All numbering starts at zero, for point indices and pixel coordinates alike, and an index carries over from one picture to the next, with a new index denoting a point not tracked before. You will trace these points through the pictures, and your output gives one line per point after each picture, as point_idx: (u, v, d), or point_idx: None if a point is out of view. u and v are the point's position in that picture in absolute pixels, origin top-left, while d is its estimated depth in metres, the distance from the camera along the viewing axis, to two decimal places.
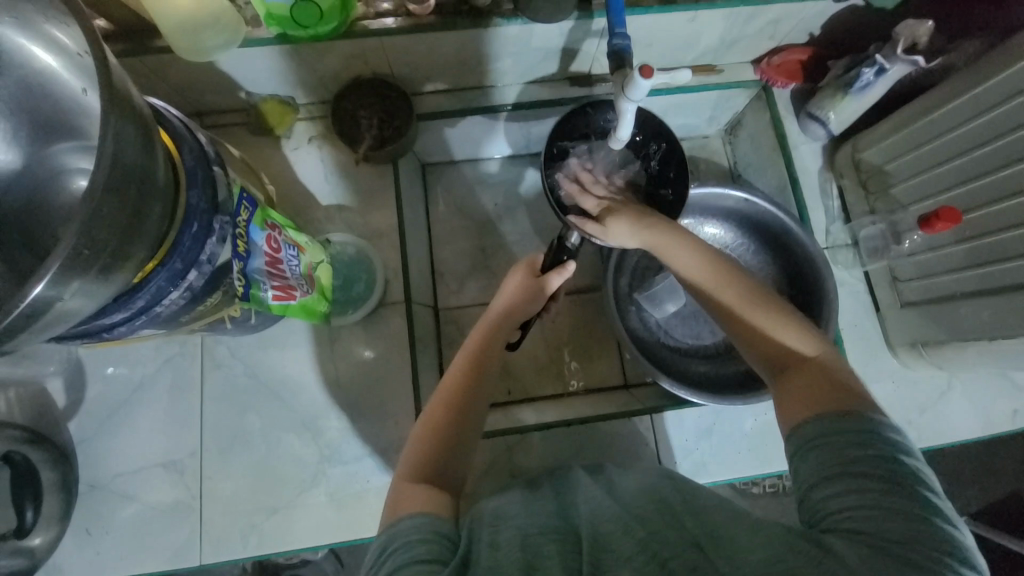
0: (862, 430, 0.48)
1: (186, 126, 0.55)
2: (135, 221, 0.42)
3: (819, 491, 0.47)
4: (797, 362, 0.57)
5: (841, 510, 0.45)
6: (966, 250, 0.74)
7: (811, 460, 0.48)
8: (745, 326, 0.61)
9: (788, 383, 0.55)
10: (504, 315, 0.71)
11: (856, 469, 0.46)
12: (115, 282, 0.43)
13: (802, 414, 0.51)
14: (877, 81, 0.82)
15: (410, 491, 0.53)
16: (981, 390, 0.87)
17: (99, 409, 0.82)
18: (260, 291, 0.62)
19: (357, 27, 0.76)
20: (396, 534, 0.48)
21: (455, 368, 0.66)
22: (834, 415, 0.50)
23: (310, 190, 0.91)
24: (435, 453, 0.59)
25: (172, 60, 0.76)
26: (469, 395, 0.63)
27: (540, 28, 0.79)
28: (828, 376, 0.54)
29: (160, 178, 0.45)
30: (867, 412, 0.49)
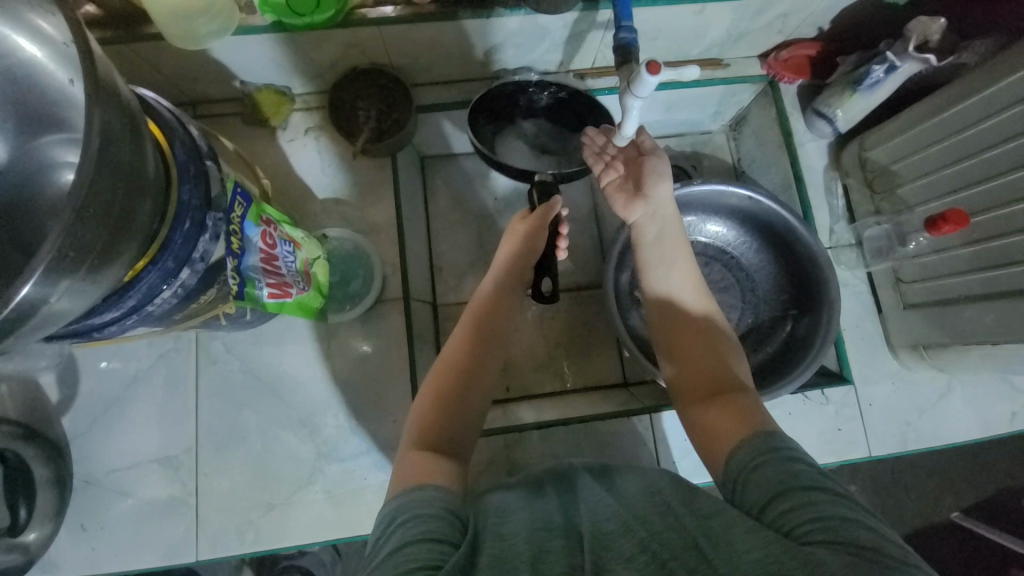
0: (794, 450, 0.49)
1: (177, 118, 0.53)
2: (124, 219, 0.41)
3: (774, 508, 0.44)
4: (721, 394, 0.58)
5: (804, 522, 0.42)
6: (971, 253, 0.74)
7: (758, 481, 0.47)
8: (691, 348, 0.63)
9: (717, 409, 0.57)
10: (511, 262, 0.73)
11: (804, 484, 0.45)
12: (106, 282, 0.42)
13: (729, 450, 0.52)
14: (887, 79, 0.80)
15: (413, 457, 0.53)
16: (980, 392, 0.87)
17: (92, 404, 0.81)
18: (255, 289, 0.59)
19: (355, 15, 0.74)
20: (406, 504, 0.47)
21: (459, 330, 0.67)
22: (754, 440, 0.51)
23: (306, 183, 0.89)
24: (444, 418, 0.58)
25: (164, 47, 0.73)
26: (469, 367, 0.62)
27: (543, 19, 0.77)
28: (746, 403, 0.56)
29: (149, 174, 0.44)
30: (774, 432, 0.51)
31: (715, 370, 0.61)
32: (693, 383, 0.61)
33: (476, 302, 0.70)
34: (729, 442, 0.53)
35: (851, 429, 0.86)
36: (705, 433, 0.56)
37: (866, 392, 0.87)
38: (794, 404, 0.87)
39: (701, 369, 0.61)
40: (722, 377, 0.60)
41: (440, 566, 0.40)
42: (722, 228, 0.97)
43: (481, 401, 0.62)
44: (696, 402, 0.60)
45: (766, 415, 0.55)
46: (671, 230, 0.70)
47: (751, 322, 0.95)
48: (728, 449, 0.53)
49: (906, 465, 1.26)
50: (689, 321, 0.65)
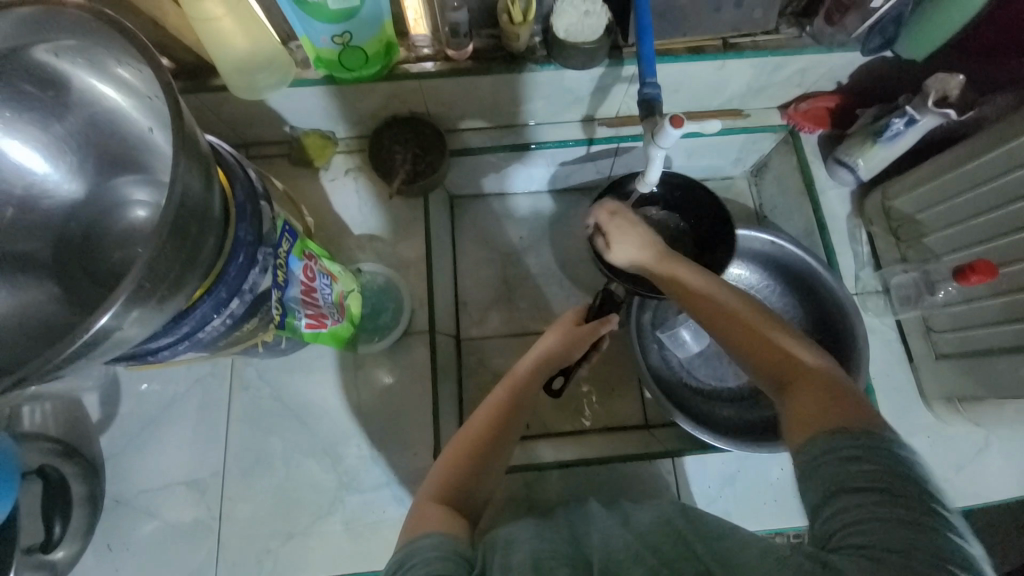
0: (868, 447, 0.45)
1: (237, 160, 0.59)
2: (193, 253, 0.45)
3: (823, 511, 0.45)
4: (795, 380, 0.54)
5: (848, 526, 0.43)
6: (1002, 304, 0.74)
7: (813, 478, 0.47)
8: (753, 331, 0.60)
9: (795, 399, 0.53)
10: (542, 358, 0.72)
11: (857, 482, 0.44)
12: (168, 310, 0.45)
13: (808, 447, 0.49)
14: (907, 131, 0.82)
15: (432, 509, 0.54)
16: (1021, 448, 0.83)
17: (129, 424, 0.84)
18: (295, 320, 0.65)
19: (399, 69, 0.81)
20: (415, 551, 0.47)
21: (497, 392, 0.68)
22: (841, 435, 0.47)
23: (343, 220, 0.95)
24: (461, 473, 0.59)
25: (226, 97, 0.82)
26: (496, 424, 0.64)
27: (571, 73, 0.83)
28: (830, 387, 0.52)
29: (216, 212, 0.48)
30: (871, 429, 0.47)
31: (783, 352, 0.57)
32: (762, 372, 0.58)
33: (514, 373, 0.70)
34: (809, 437, 0.49)
35: None
36: (784, 426, 0.53)
37: None
38: None
39: (767, 351, 0.57)
40: (795, 362, 0.56)
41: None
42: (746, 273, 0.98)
43: (496, 471, 0.61)
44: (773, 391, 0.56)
45: (856, 399, 0.50)
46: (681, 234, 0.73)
47: None
48: (809, 437, 0.49)
49: None
50: (745, 306, 0.62)
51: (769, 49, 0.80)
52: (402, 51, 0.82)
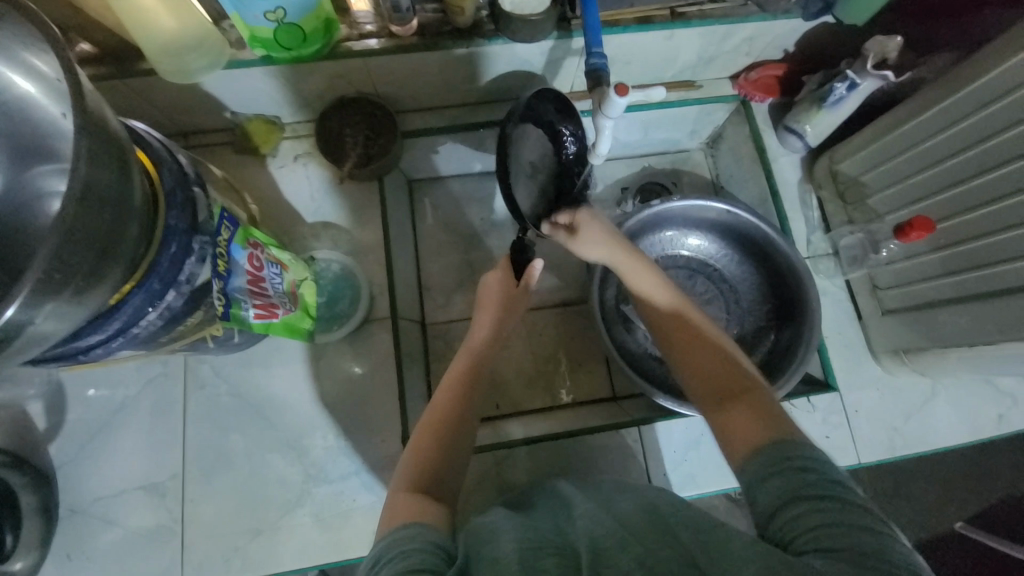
0: (807, 456, 0.49)
1: (167, 147, 0.55)
2: (110, 243, 0.43)
3: (781, 516, 0.46)
4: (733, 393, 0.58)
5: (810, 529, 0.44)
6: (941, 258, 0.76)
7: (767, 490, 0.48)
8: (696, 348, 0.63)
9: (734, 409, 0.56)
10: (489, 338, 0.72)
11: (811, 492, 0.46)
12: (90, 303, 0.43)
13: (751, 452, 0.51)
14: (849, 95, 0.84)
15: (405, 503, 0.53)
16: (965, 395, 0.87)
17: (80, 431, 0.81)
18: (241, 310, 0.61)
19: (341, 48, 0.78)
20: (392, 544, 0.47)
21: (447, 379, 0.68)
22: (774, 443, 0.51)
23: (294, 208, 0.92)
24: (433, 459, 0.59)
25: (156, 82, 0.78)
26: (448, 420, 0.63)
27: (520, 46, 0.81)
28: (765, 406, 0.55)
29: (135, 197, 0.46)
30: (797, 438, 0.51)
31: (721, 368, 0.61)
32: (700, 389, 0.61)
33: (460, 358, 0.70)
34: (749, 443, 0.52)
35: (839, 436, 0.86)
36: (722, 433, 0.56)
37: (850, 400, 0.87)
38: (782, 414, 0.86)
39: (712, 369, 0.61)
40: (733, 377, 0.60)
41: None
42: (703, 242, 1.00)
43: (463, 450, 0.62)
44: (708, 403, 0.59)
45: (785, 418, 0.54)
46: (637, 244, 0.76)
47: (735, 333, 0.97)
48: (743, 453, 0.52)
49: (905, 474, 1.25)
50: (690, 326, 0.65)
51: (717, 17, 0.80)
52: (343, 28, 0.79)
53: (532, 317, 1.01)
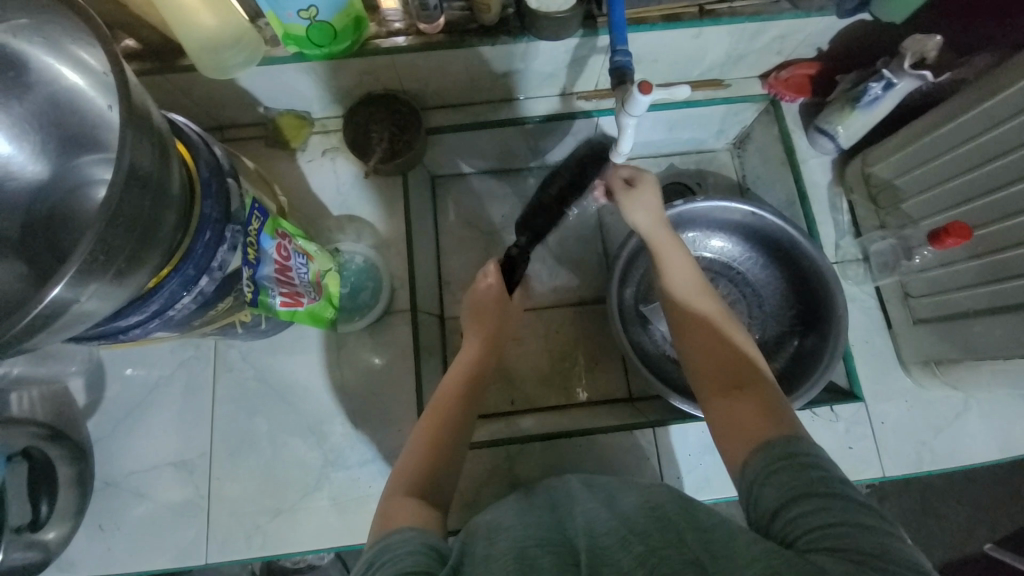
0: (810, 455, 0.48)
1: (204, 140, 0.58)
2: (150, 229, 0.45)
3: (784, 515, 0.45)
4: (738, 391, 0.58)
5: (813, 527, 0.43)
6: (979, 266, 0.72)
7: (771, 488, 0.48)
8: (704, 345, 0.63)
9: (736, 408, 0.56)
10: (490, 339, 0.75)
11: (816, 491, 0.45)
12: (129, 285, 0.46)
13: (751, 452, 0.52)
14: (885, 96, 0.81)
15: (401, 504, 0.54)
16: (1001, 410, 0.83)
17: (116, 408, 0.85)
18: (268, 297, 0.64)
19: (369, 45, 0.80)
20: (386, 548, 0.48)
21: (450, 381, 0.70)
22: (775, 443, 0.51)
23: (321, 200, 0.94)
24: (430, 464, 0.61)
25: (195, 77, 0.81)
26: (447, 425, 0.65)
27: (545, 45, 0.82)
28: (769, 405, 0.55)
29: (173, 188, 0.48)
30: (801, 437, 0.51)
31: (728, 365, 0.61)
32: (706, 383, 0.61)
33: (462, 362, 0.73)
34: (749, 444, 0.53)
35: (862, 447, 0.84)
36: (724, 431, 0.56)
37: (876, 411, 0.85)
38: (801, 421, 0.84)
39: (717, 370, 0.61)
40: (740, 375, 0.59)
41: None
42: (725, 244, 0.99)
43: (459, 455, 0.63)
44: (714, 399, 0.59)
45: (790, 415, 0.54)
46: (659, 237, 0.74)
47: (757, 337, 0.96)
48: (748, 450, 0.52)
49: (936, 492, 1.20)
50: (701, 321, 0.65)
51: (746, 16, 0.78)
52: (372, 26, 0.81)
53: (550, 314, 1.01)
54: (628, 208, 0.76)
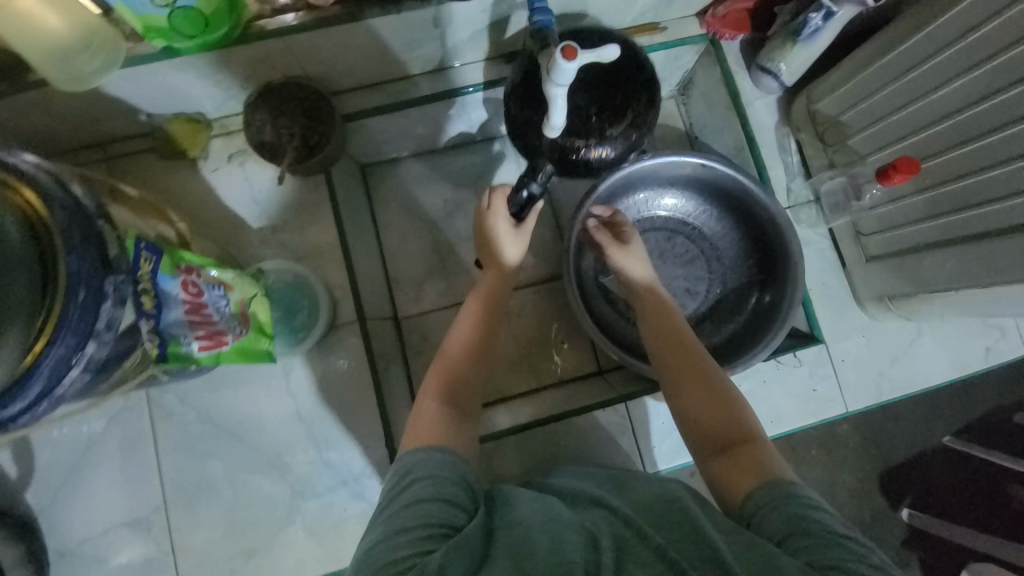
0: (806, 494, 0.49)
1: (57, 178, 0.49)
2: None
3: (791, 543, 0.44)
4: (732, 433, 0.57)
5: (824, 557, 0.42)
6: (927, 200, 0.72)
7: (773, 520, 0.47)
8: (690, 385, 0.63)
9: (729, 450, 0.56)
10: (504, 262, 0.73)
11: (819, 525, 0.45)
12: None
13: (750, 491, 0.51)
14: (825, 26, 0.76)
15: (429, 421, 0.57)
16: (951, 333, 0.86)
17: (49, 476, 0.77)
18: (180, 347, 0.57)
19: (253, 28, 0.68)
20: (418, 463, 0.51)
21: (470, 308, 0.70)
22: (774, 483, 0.50)
23: (235, 212, 0.85)
24: (456, 379, 0.63)
25: (52, 93, 0.68)
26: (470, 355, 0.65)
27: (458, 7, 0.72)
28: (760, 448, 0.55)
29: None
30: (795, 478, 0.51)
31: (717, 405, 0.60)
32: (696, 423, 0.60)
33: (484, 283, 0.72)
34: (745, 485, 0.52)
35: (826, 388, 0.85)
36: (718, 474, 0.55)
37: (837, 350, 0.86)
38: (767, 370, 0.85)
39: (707, 401, 0.61)
40: (729, 415, 0.59)
41: (429, 553, 0.42)
42: (679, 202, 0.94)
43: (474, 416, 0.62)
44: (705, 440, 0.59)
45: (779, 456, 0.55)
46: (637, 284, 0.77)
47: (718, 293, 0.93)
48: (749, 484, 0.52)
49: None
50: (687, 362, 0.65)
51: None
52: (253, 4, 0.68)
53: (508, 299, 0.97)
54: (622, 262, 0.78)
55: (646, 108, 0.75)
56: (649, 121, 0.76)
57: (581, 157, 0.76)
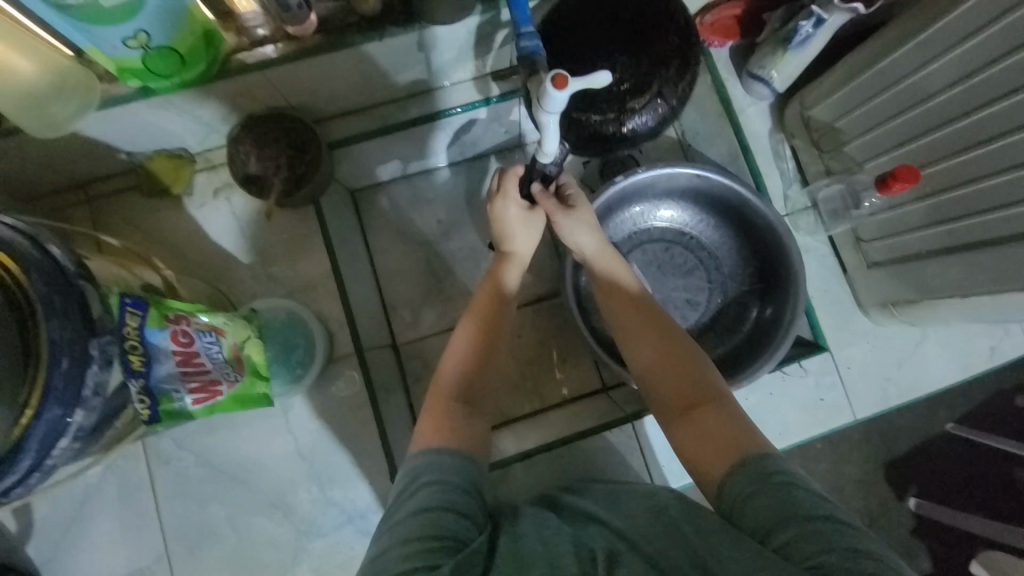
0: (782, 473, 0.47)
1: (35, 240, 0.47)
2: None
3: (776, 539, 0.42)
4: (705, 411, 0.55)
5: (809, 553, 0.40)
6: (927, 208, 0.71)
7: (754, 510, 0.45)
8: (657, 364, 0.61)
9: (702, 429, 0.54)
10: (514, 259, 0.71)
11: (804, 514, 0.43)
12: None
13: (725, 474, 0.49)
14: (817, 33, 0.75)
15: (446, 421, 0.57)
16: (956, 335, 0.85)
17: (45, 531, 0.75)
18: (173, 402, 0.55)
19: (231, 63, 0.66)
20: (426, 467, 0.51)
21: (478, 302, 0.68)
22: (748, 463, 0.48)
23: (223, 248, 0.83)
24: (468, 376, 0.62)
25: (27, 139, 0.66)
26: (481, 351, 0.64)
27: (443, 30, 0.71)
28: (732, 423, 0.53)
29: None
30: (772, 453, 0.49)
31: (687, 382, 0.58)
32: (668, 404, 0.58)
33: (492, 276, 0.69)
34: (721, 466, 0.50)
35: (833, 397, 0.84)
36: (691, 456, 0.54)
37: (843, 357, 0.85)
38: (773, 382, 0.84)
39: (675, 380, 0.59)
40: (699, 393, 0.57)
41: (437, 568, 0.42)
42: (676, 212, 0.93)
43: (483, 427, 0.59)
44: (676, 420, 0.57)
45: (753, 429, 0.53)
46: (596, 256, 0.70)
47: (720, 303, 0.92)
48: (719, 470, 0.50)
49: None
50: (653, 339, 0.62)
51: None
52: (230, 37, 0.66)
53: None
54: (568, 231, 0.70)
55: (676, 74, 0.72)
56: (678, 91, 0.73)
57: (612, 129, 0.74)
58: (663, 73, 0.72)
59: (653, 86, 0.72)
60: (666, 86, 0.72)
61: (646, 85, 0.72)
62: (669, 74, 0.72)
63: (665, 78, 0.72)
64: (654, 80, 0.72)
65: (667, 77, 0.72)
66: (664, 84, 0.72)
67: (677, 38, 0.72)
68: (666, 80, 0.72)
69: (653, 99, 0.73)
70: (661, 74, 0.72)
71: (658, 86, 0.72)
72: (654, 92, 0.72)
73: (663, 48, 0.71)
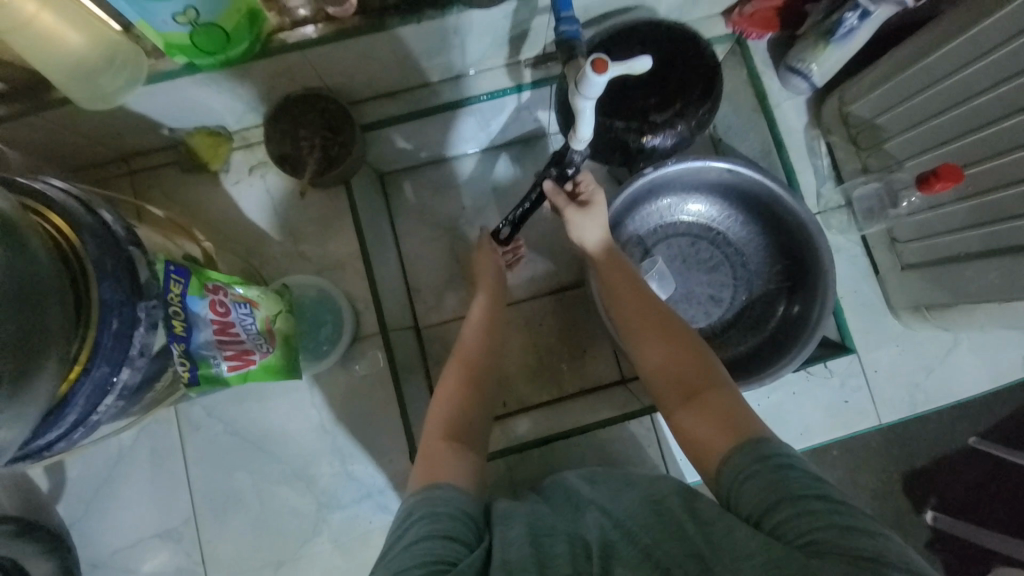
0: (778, 454, 0.47)
1: (85, 204, 0.50)
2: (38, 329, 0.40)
3: (771, 521, 0.43)
4: (706, 395, 0.55)
5: (804, 532, 0.41)
6: (969, 208, 0.69)
7: (750, 491, 0.46)
8: (658, 350, 0.61)
9: (703, 412, 0.54)
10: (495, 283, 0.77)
11: (798, 493, 0.44)
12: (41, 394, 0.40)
13: (724, 455, 0.50)
14: (861, 26, 0.73)
15: (440, 450, 0.57)
16: (989, 342, 0.83)
17: (82, 487, 0.79)
18: (211, 368, 0.56)
19: (273, 42, 0.67)
20: (422, 502, 0.50)
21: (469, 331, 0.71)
22: (748, 444, 0.49)
23: (256, 225, 0.85)
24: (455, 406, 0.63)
25: (77, 111, 0.69)
26: (472, 380, 0.65)
27: (478, 14, 0.70)
28: (733, 406, 0.54)
29: (51, 271, 0.43)
30: (771, 436, 0.50)
31: (688, 367, 0.59)
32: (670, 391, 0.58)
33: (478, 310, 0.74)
34: (721, 447, 0.51)
35: (858, 400, 0.83)
36: (692, 438, 0.54)
37: (870, 359, 0.83)
38: (796, 381, 0.83)
39: (676, 365, 0.59)
40: (700, 378, 0.57)
41: None
42: (703, 206, 0.91)
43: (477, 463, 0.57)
44: (678, 405, 0.57)
45: (752, 414, 0.53)
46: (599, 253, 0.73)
47: (745, 300, 0.91)
48: (717, 459, 0.51)
49: None
50: (656, 327, 0.63)
51: None
52: (272, 17, 0.67)
53: (530, 307, 0.96)
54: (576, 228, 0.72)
55: (702, 97, 0.73)
56: (702, 113, 0.74)
57: (636, 139, 0.74)
58: (689, 97, 0.73)
59: (677, 107, 0.73)
60: (691, 108, 0.73)
61: (670, 105, 0.73)
62: (695, 98, 0.73)
63: (689, 101, 0.73)
64: (678, 104, 0.73)
65: (692, 99, 0.73)
66: (689, 107, 0.73)
67: (705, 66, 0.74)
68: (690, 104, 0.73)
69: (677, 119, 0.73)
70: (686, 96, 0.73)
71: (682, 108, 0.73)
72: (678, 114, 0.73)
73: (690, 73, 0.74)
